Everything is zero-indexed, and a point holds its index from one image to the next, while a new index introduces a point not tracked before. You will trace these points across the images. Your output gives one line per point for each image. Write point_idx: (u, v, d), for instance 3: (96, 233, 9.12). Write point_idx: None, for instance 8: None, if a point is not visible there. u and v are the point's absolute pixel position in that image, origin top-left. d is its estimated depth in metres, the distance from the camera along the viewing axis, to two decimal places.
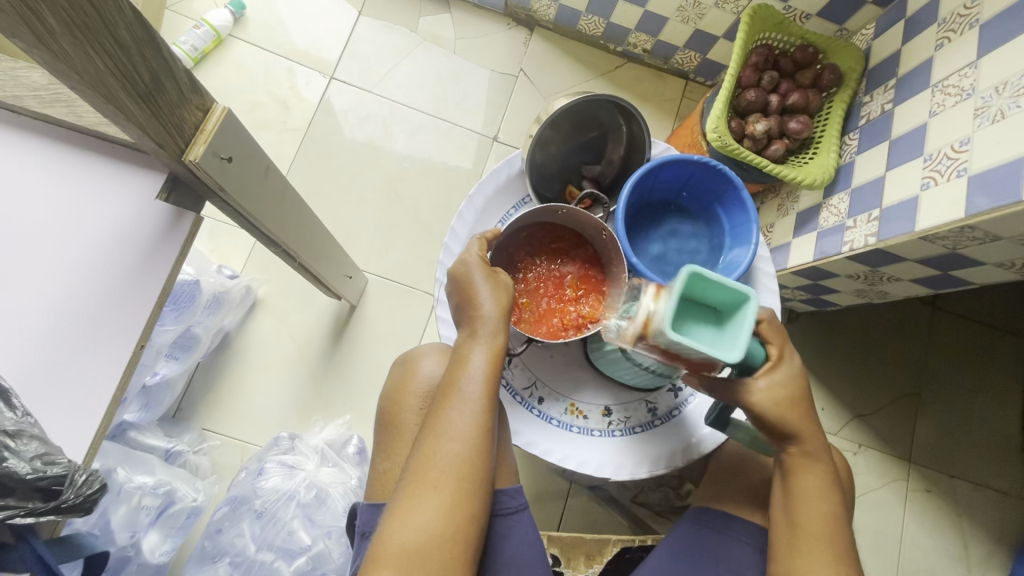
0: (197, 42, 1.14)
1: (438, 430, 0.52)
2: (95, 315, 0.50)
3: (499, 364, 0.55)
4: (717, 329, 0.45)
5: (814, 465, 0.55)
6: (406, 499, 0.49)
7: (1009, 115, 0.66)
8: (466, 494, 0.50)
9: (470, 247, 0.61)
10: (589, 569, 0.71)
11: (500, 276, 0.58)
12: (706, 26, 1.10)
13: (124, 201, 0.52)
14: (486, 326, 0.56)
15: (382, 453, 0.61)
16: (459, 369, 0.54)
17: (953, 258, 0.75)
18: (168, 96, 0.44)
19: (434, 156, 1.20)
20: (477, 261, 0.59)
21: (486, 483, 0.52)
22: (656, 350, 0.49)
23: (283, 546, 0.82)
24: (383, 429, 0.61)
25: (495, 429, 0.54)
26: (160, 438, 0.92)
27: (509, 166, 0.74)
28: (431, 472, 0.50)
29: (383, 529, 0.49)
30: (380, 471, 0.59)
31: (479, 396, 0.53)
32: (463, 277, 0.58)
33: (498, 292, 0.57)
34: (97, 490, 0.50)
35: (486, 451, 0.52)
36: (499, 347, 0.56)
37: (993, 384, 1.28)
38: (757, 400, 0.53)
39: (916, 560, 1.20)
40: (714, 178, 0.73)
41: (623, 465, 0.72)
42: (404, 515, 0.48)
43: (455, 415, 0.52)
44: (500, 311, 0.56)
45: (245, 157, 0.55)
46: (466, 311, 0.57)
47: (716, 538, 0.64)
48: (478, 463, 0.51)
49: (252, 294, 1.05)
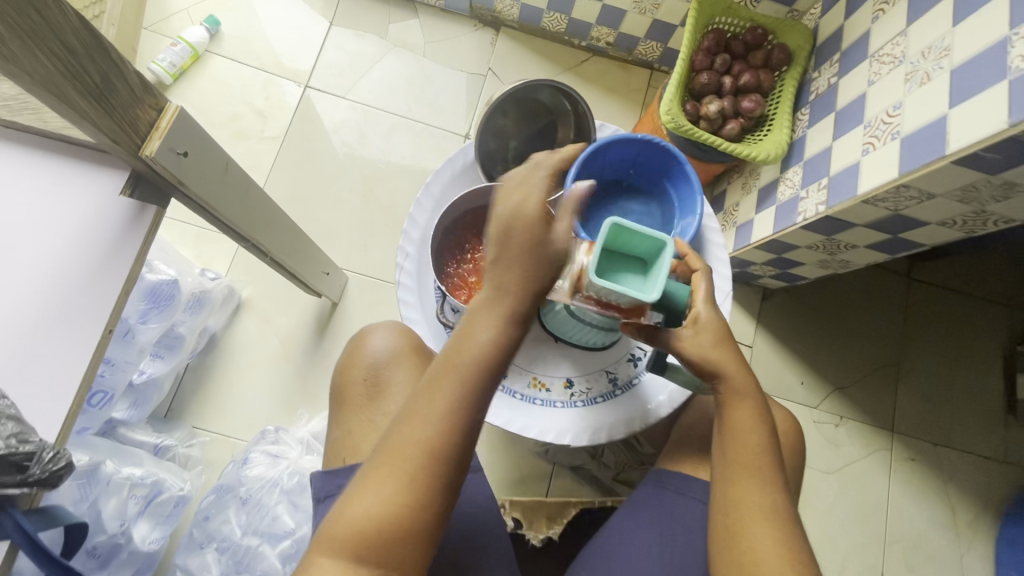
0: (175, 59, 1.20)
1: (418, 406, 0.47)
2: (68, 301, 0.54)
3: (507, 343, 0.49)
4: (643, 276, 0.53)
5: (747, 432, 0.58)
6: (373, 472, 0.47)
7: (934, 77, 0.68)
8: (427, 487, 0.46)
9: (514, 186, 0.50)
10: (551, 530, 0.74)
11: (551, 240, 0.48)
12: (663, 16, 1.13)
13: (90, 197, 0.56)
14: (503, 294, 0.49)
15: (335, 423, 0.65)
16: (460, 338, 0.49)
17: (898, 219, 0.77)
18: (119, 95, 0.49)
19: (408, 156, 1.24)
20: (525, 212, 0.48)
21: (456, 475, 0.48)
22: (592, 302, 0.57)
23: (267, 531, 0.85)
24: (334, 401, 0.66)
25: (483, 418, 0.49)
26: (149, 434, 0.95)
27: (463, 155, 0.78)
28: (400, 450, 0.47)
29: (343, 501, 0.48)
30: (336, 439, 0.64)
31: (469, 376, 0.48)
32: (498, 225, 0.49)
33: (534, 256, 0.48)
34: (63, 466, 0.53)
35: (463, 442, 0.47)
36: (511, 322, 0.49)
37: (973, 350, 1.29)
38: (685, 349, 0.58)
39: (903, 528, 1.21)
40: (660, 154, 0.76)
41: (583, 432, 0.75)
42: (362, 491, 0.46)
43: (439, 392, 0.47)
44: (529, 282, 0.48)
45: (204, 152, 0.59)
46: (489, 266, 0.50)
47: (673, 496, 0.68)
48: (449, 455, 0.47)
49: (236, 296, 1.09)
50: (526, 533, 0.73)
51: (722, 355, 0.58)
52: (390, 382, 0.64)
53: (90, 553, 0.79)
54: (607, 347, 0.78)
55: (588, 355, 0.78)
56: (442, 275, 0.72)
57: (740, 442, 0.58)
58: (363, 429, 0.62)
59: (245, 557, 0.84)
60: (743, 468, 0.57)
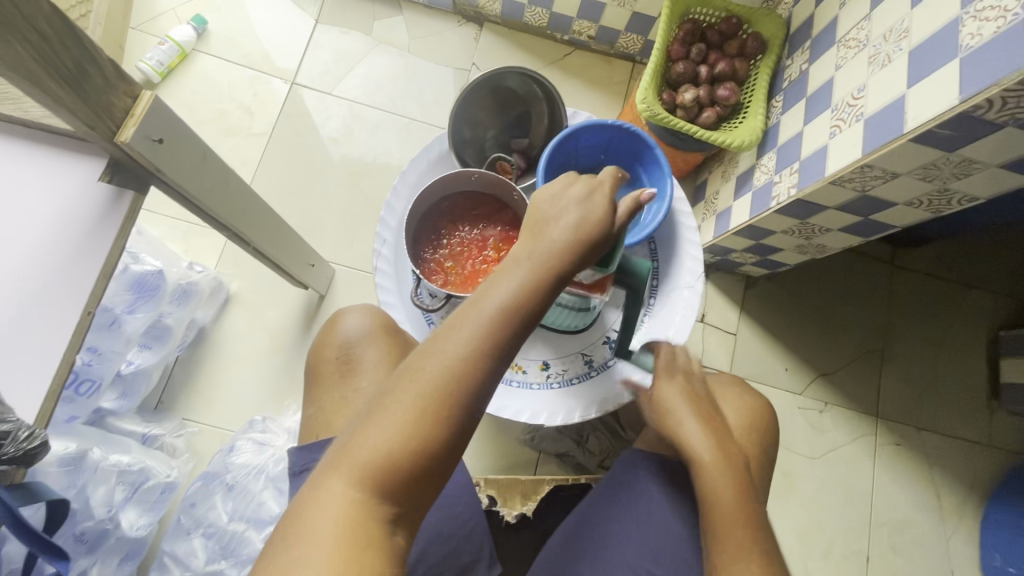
0: (162, 57, 1.22)
1: (441, 341, 0.46)
2: (50, 283, 0.56)
3: (538, 295, 0.48)
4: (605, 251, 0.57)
5: (722, 497, 0.60)
6: (385, 402, 0.45)
7: (894, 59, 0.69)
8: (434, 426, 0.44)
9: (584, 179, 0.53)
10: (524, 506, 0.76)
11: (609, 223, 0.51)
12: (642, 8, 1.15)
13: (70, 184, 0.58)
14: (546, 247, 0.49)
15: (311, 403, 0.67)
16: (492, 280, 0.48)
17: (867, 201, 0.79)
18: (93, 81, 0.50)
19: (393, 150, 1.26)
20: (587, 195, 0.51)
21: (469, 420, 0.46)
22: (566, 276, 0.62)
23: (254, 517, 0.87)
24: (310, 379, 0.69)
25: (505, 367, 0.47)
26: (137, 423, 0.97)
27: (439, 143, 0.80)
28: (418, 381, 0.45)
29: (352, 431, 0.46)
30: (310, 417, 0.66)
31: (497, 318, 0.46)
32: (555, 202, 0.52)
33: (583, 228, 0.50)
34: (37, 444, 0.57)
35: (482, 386, 0.46)
36: (550, 277, 0.48)
37: (957, 335, 1.30)
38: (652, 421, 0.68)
39: (888, 512, 1.22)
40: (630, 139, 0.78)
41: (558, 412, 0.76)
42: (375, 421, 0.45)
43: (463, 329, 0.46)
44: (576, 245, 0.49)
45: (179, 140, 0.61)
46: (537, 227, 0.51)
47: (647, 472, 0.70)
48: (465, 397, 0.45)
49: (224, 290, 1.11)
50: (500, 509, 0.75)
51: (685, 424, 0.65)
52: (361, 360, 0.67)
53: (77, 539, 0.80)
54: (583, 330, 0.79)
55: (564, 337, 0.79)
56: (418, 260, 0.73)
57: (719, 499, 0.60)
58: (334, 405, 0.65)
59: (232, 542, 0.85)
60: (727, 535, 0.57)
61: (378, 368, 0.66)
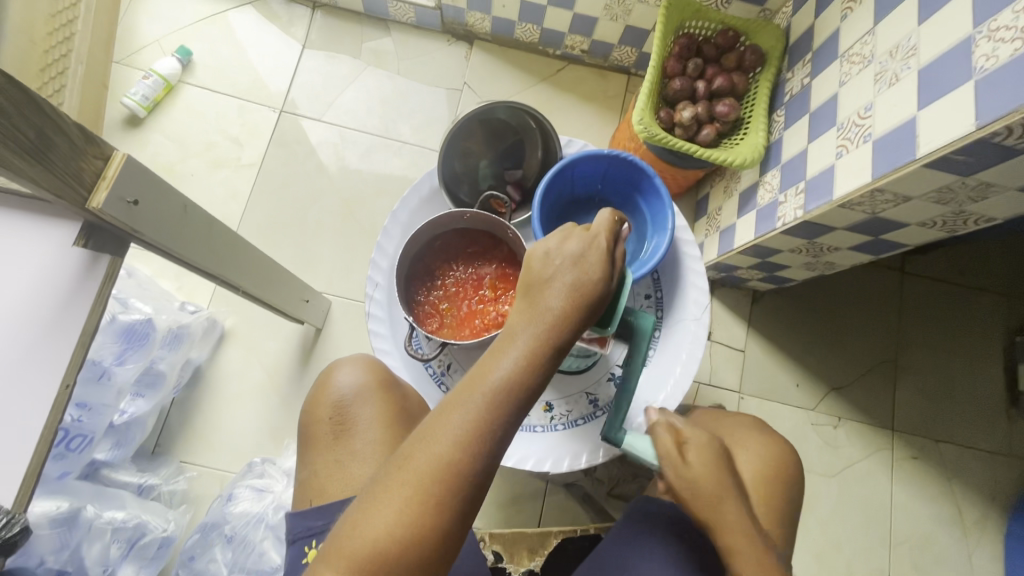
0: (147, 91, 1.20)
1: (434, 426, 0.45)
2: (23, 361, 0.54)
3: (534, 368, 0.46)
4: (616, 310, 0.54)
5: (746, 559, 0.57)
6: (378, 492, 0.44)
7: (902, 78, 0.66)
8: (431, 515, 0.43)
9: (580, 231, 0.51)
10: (531, 562, 0.76)
11: (606, 281, 0.48)
12: (635, 21, 1.12)
13: (43, 252, 0.55)
14: (540, 317, 0.47)
15: (304, 466, 0.66)
16: (486, 360, 0.47)
17: (878, 222, 0.75)
18: (59, 150, 0.48)
19: (386, 174, 1.23)
20: (584, 253, 0.49)
21: (467, 505, 0.44)
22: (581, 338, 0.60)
23: (254, 569, 0.85)
24: (303, 441, 0.67)
25: (504, 447, 0.45)
26: (133, 473, 0.95)
27: (429, 180, 0.78)
28: (410, 468, 0.43)
29: (346, 521, 0.44)
30: (304, 481, 0.65)
31: (493, 399, 0.45)
32: (548, 259, 0.50)
33: (579, 292, 0.48)
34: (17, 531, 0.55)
35: (479, 471, 0.44)
36: (545, 348, 0.47)
37: (973, 343, 1.26)
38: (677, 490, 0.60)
39: (907, 529, 1.18)
40: (629, 168, 0.75)
41: (563, 457, 0.74)
42: (367, 510, 0.43)
43: (457, 411, 0.45)
44: (572, 313, 0.47)
45: (158, 197, 0.58)
46: (532, 289, 0.49)
47: (662, 524, 0.66)
48: (460, 482, 0.43)
49: (218, 327, 1.08)
50: (506, 566, 0.76)
51: (720, 502, 0.59)
52: (355, 419, 0.65)
53: None
54: (586, 369, 0.77)
55: (567, 378, 0.77)
56: (412, 303, 0.71)
57: (697, 497, 0.59)
58: (328, 467, 0.64)
59: None
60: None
61: (372, 428, 0.65)
